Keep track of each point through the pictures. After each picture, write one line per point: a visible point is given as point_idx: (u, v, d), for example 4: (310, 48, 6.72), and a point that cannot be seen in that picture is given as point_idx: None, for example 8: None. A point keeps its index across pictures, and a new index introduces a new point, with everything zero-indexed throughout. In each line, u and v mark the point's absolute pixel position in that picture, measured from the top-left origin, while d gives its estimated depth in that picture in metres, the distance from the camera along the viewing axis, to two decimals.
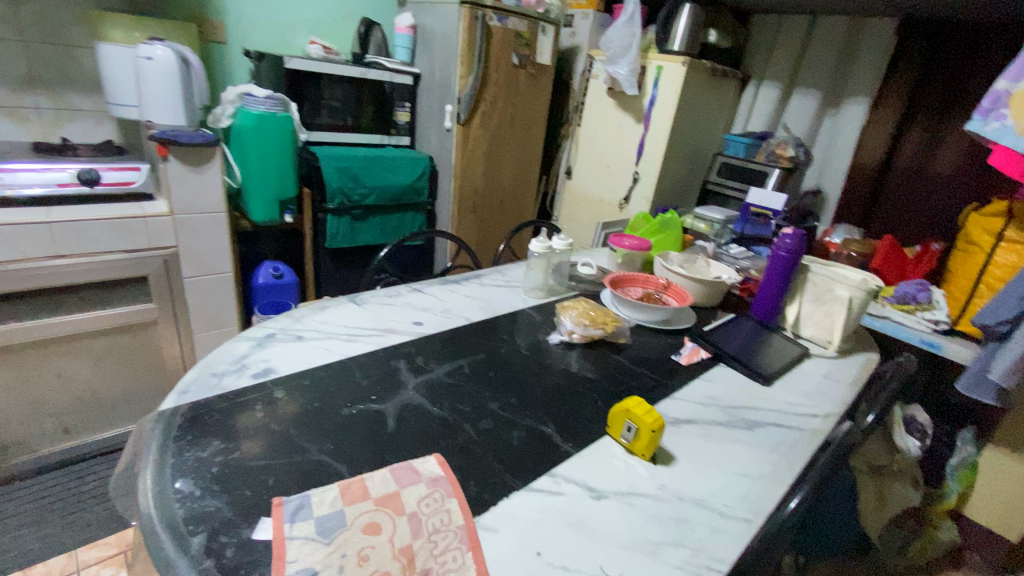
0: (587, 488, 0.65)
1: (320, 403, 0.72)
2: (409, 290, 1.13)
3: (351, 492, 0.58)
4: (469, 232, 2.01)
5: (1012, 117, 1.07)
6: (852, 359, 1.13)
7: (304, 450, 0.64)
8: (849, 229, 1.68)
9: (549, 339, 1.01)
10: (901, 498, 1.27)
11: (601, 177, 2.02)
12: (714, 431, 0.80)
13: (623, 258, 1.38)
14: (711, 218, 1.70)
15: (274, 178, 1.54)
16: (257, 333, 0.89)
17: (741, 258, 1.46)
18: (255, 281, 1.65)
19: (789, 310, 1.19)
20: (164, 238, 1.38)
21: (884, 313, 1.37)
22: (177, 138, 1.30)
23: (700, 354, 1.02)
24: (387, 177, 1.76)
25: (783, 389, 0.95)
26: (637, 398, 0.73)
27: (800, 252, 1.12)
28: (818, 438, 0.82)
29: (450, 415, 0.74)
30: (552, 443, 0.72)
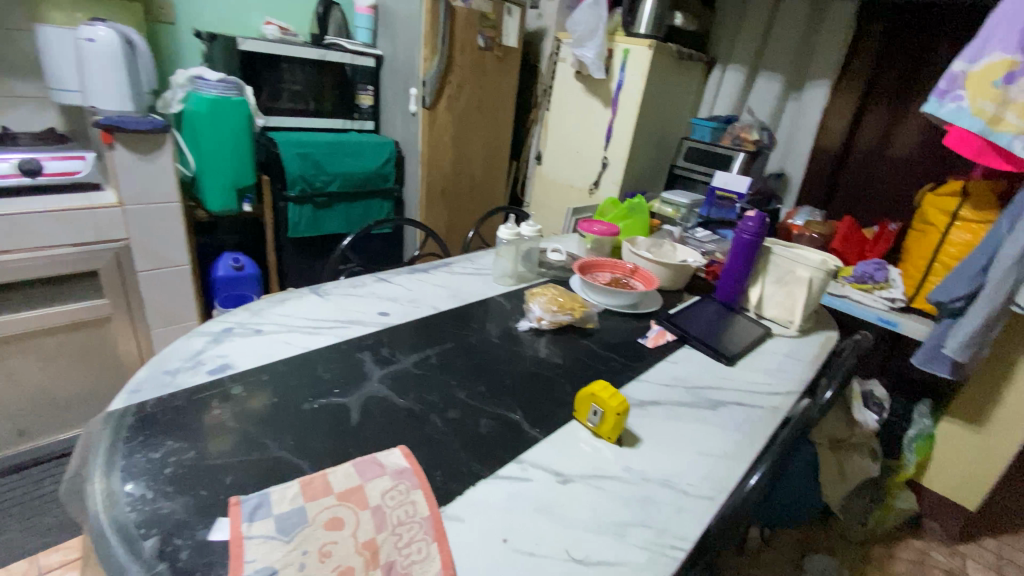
0: (554, 472, 0.65)
1: (280, 399, 0.70)
2: (374, 280, 1.11)
3: (312, 488, 0.57)
4: (439, 219, 1.99)
5: (968, 98, 1.10)
6: (812, 337, 1.16)
7: (264, 447, 0.63)
8: (811, 211, 1.72)
9: (518, 326, 1.01)
10: (859, 468, 1.33)
11: (571, 162, 2.01)
12: (679, 412, 0.81)
13: (591, 244, 1.38)
14: (677, 202, 1.71)
15: (231, 166, 1.48)
16: (214, 327, 0.86)
17: (707, 241, 1.50)
18: (215, 274, 1.59)
19: (752, 291, 1.22)
20: (114, 230, 1.31)
21: (843, 292, 1.42)
22: (124, 125, 1.23)
23: (666, 337, 1.04)
24: (349, 163, 1.71)
25: (746, 369, 0.98)
26: (602, 382, 0.73)
27: (763, 235, 1.14)
28: (779, 415, 0.85)
29: (416, 405, 0.73)
30: (519, 429, 0.71)
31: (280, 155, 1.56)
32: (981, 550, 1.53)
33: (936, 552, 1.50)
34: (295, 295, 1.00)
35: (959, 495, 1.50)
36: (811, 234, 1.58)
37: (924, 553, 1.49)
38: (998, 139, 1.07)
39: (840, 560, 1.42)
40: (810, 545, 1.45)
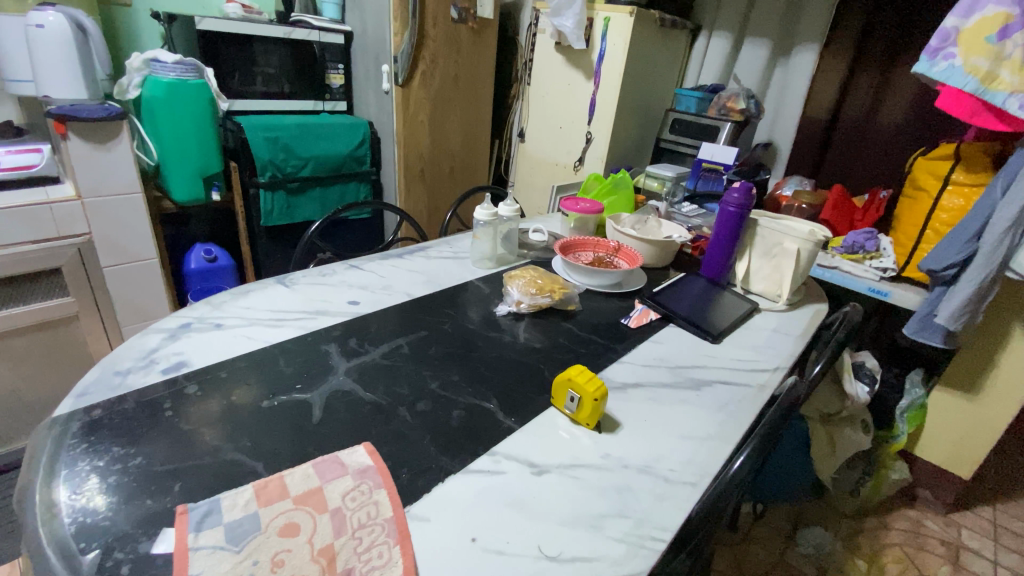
0: (528, 463, 0.61)
1: (237, 397, 0.67)
2: (345, 267, 1.06)
3: (267, 492, 0.53)
4: (420, 202, 1.93)
5: (961, 56, 1.05)
6: (800, 311, 1.13)
7: (217, 450, 0.59)
8: (800, 180, 1.69)
9: (496, 311, 0.96)
10: (851, 441, 1.31)
11: (554, 138, 1.95)
12: (661, 394, 0.78)
13: (575, 223, 1.34)
14: (662, 175, 1.66)
15: (195, 152, 1.41)
16: (171, 323, 0.81)
17: (693, 216, 1.49)
18: (187, 267, 1.54)
19: (739, 265, 1.18)
20: (75, 225, 1.25)
21: (833, 263, 1.38)
22: (74, 113, 1.15)
23: (650, 317, 1.00)
24: (322, 146, 1.66)
25: (731, 346, 0.95)
26: (580, 366, 0.70)
27: (749, 207, 1.10)
28: (765, 393, 0.82)
29: (384, 398, 0.69)
30: (493, 420, 0.68)
31: (249, 141, 1.50)
32: (975, 518, 1.54)
33: (930, 521, 1.51)
34: (260, 286, 0.95)
35: (953, 465, 1.49)
36: (800, 204, 1.53)
37: (917, 522, 1.50)
38: (992, 97, 1.03)
39: (834, 532, 1.42)
40: (803, 518, 1.45)
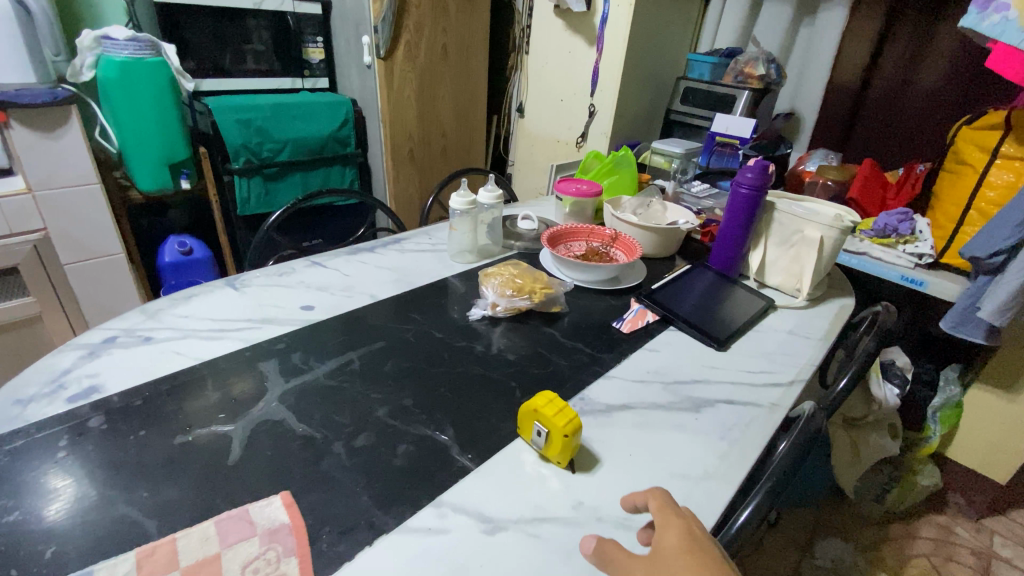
0: (479, 518, 0.51)
1: (147, 432, 0.57)
2: (305, 265, 0.95)
3: (151, 562, 0.44)
4: (409, 185, 1.81)
5: (1015, 7, 0.87)
6: (823, 308, 0.99)
7: (107, 503, 0.49)
8: (826, 153, 1.51)
9: (467, 316, 0.85)
10: (876, 448, 1.20)
11: (555, 113, 1.79)
12: (652, 417, 0.66)
13: (571, 208, 1.21)
14: (669, 151, 1.49)
15: (157, 137, 1.31)
16: (94, 337, 0.72)
17: (704, 198, 1.34)
18: (160, 260, 1.46)
19: (753, 255, 1.04)
20: (28, 220, 1.16)
21: (861, 249, 1.21)
22: (15, 99, 1.05)
23: (647, 318, 0.88)
24: (299, 127, 1.54)
25: (740, 353, 0.82)
26: (549, 394, 0.58)
27: (765, 188, 0.95)
28: (778, 414, 0.69)
29: (318, 431, 0.59)
30: (444, 458, 0.57)
31: (218, 125, 1.39)
32: (1009, 524, 1.40)
33: (961, 528, 1.38)
34: (205, 290, 0.85)
35: (989, 468, 1.35)
36: (824, 181, 1.38)
37: (947, 530, 1.36)
38: None
39: (855, 544, 1.30)
40: (822, 527, 1.33)
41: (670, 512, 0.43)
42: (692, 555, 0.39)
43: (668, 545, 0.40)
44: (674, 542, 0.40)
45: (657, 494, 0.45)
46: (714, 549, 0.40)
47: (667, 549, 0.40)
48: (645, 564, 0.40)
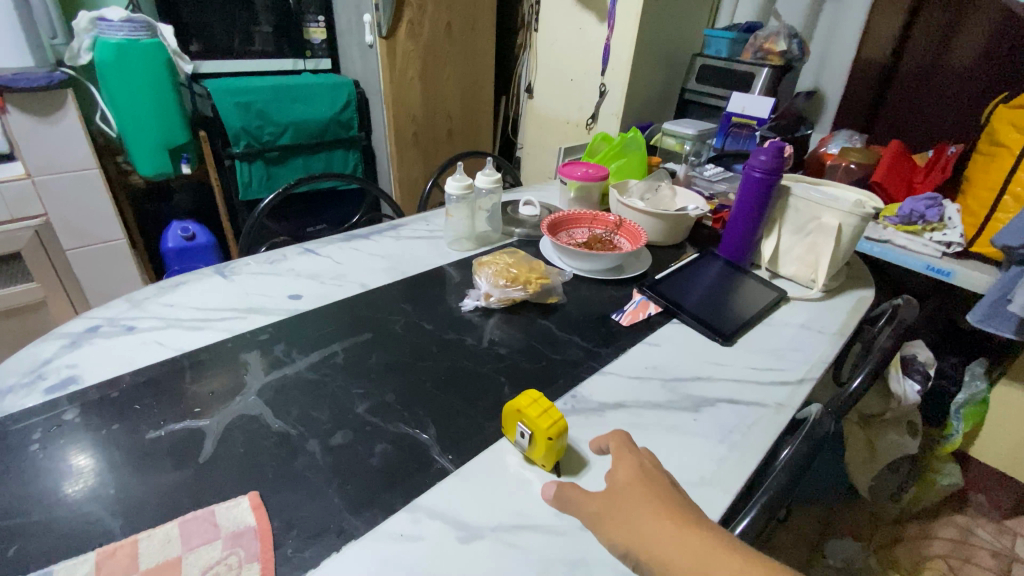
0: (455, 525, 0.48)
1: (122, 426, 0.56)
2: (297, 253, 0.93)
3: (111, 565, 0.42)
4: (414, 168, 1.77)
5: None
6: (839, 300, 0.93)
7: (73, 500, 0.48)
8: (850, 134, 1.43)
9: (460, 306, 0.81)
10: (894, 445, 1.15)
11: (563, 93, 1.72)
12: (648, 417, 0.62)
13: (577, 192, 1.16)
14: (681, 133, 1.42)
15: (155, 121, 1.30)
16: (77, 326, 0.70)
17: (718, 181, 1.28)
18: (164, 246, 1.48)
19: (766, 244, 0.98)
20: (28, 206, 1.19)
21: (885, 237, 1.14)
22: (12, 84, 1.07)
23: (648, 311, 0.83)
24: (299, 110, 1.51)
25: (747, 348, 0.77)
26: (535, 395, 0.55)
27: (779, 172, 0.89)
28: (785, 415, 0.65)
29: (294, 428, 0.57)
30: (423, 458, 0.54)
31: (218, 108, 1.37)
32: None
33: (983, 529, 1.31)
34: (194, 278, 0.84)
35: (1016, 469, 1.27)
36: (847, 164, 1.29)
37: (966, 530, 1.30)
38: None
39: (868, 543, 1.25)
40: (834, 526, 1.29)
41: (624, 449, 0.47)
42: (643, 486, 0.43)
43: (621, 480, 0.43)
44: (628, 476, 0.44)
45: (617, 435, 0.49)
46: (663, 479, 0.44)
47: (621, 484, 0.43)
48: (601, 501, 0.43)
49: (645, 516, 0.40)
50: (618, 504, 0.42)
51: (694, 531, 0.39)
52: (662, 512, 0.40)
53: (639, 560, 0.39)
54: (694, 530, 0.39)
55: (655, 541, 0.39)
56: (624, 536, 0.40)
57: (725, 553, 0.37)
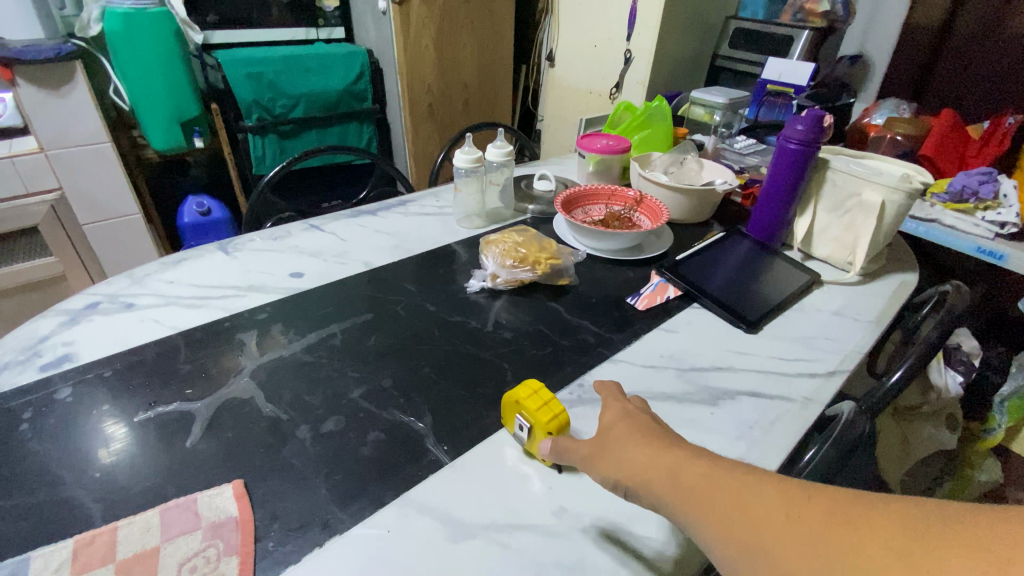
0: (446, 521, 0.45)
1: (112, 407, 0.54)
2: (302, 229, 0.90)
3: (88, 553, 0.41)
4: (429, 141, 1.73)
5: None
6: (877, 285, 0.86)
7: (56, 482, 0.47)
8: (897, 103, 1.31)
9: (465, 288, 0.77)
10: (929, 440, 1.08)
11: (586, 60, 1.62)
12: (661, 410, 0.58)
13: (596, 165, 1.09)
14: (710, 102, 1.31)
15: (165, 94, 1.29)
16: (77, 303, 0.69)
17: (749, 154, 1.20)
18: (180, 221, 1.49)
19: (798, 223, 0.91)
20: (42, 180, 1.22)
21: (932, 216, 1.04)
22: (19, 56, 1.07)
23: (667, 294, 0.78)
24: (313, 82, 1.48)
25: (773, 336, 0.72)
26: (533, 384, 0.52)
27: (818, 143, 0.81)
28: (812, 410, 0.59)
29: (286, 412, 0.55)
30: (416, 448, 0.51)
31: (229, 80, 1.35)
32: None
33: None
34: (196, 254, 0.81)
35: None
36: (893, 136, 1.20)
37: None
38: None
39: None
40: None
41: (612, 397, 0.48)
42: (626, 424, 0.44)
43: (608, 423, 0.45)
44: (616, 419, 0.45)
45: (606, 387, 0.49)
46: (649, 418, 0.45)
47: (610, 426, 0.45)
48: (592, 445, 0.44)
49: (629, 448, 0.41)
50: (607, 446, 0.43)
51: (670, 451, 0.40)
52: (642, 442, 0.41)
53: (625, 486, 0.40)
54: (668, 449, 0.40)
55: (636, 465, 0.40)
56: (614, 471, 0.41)
57: (692, 461, 0.38)
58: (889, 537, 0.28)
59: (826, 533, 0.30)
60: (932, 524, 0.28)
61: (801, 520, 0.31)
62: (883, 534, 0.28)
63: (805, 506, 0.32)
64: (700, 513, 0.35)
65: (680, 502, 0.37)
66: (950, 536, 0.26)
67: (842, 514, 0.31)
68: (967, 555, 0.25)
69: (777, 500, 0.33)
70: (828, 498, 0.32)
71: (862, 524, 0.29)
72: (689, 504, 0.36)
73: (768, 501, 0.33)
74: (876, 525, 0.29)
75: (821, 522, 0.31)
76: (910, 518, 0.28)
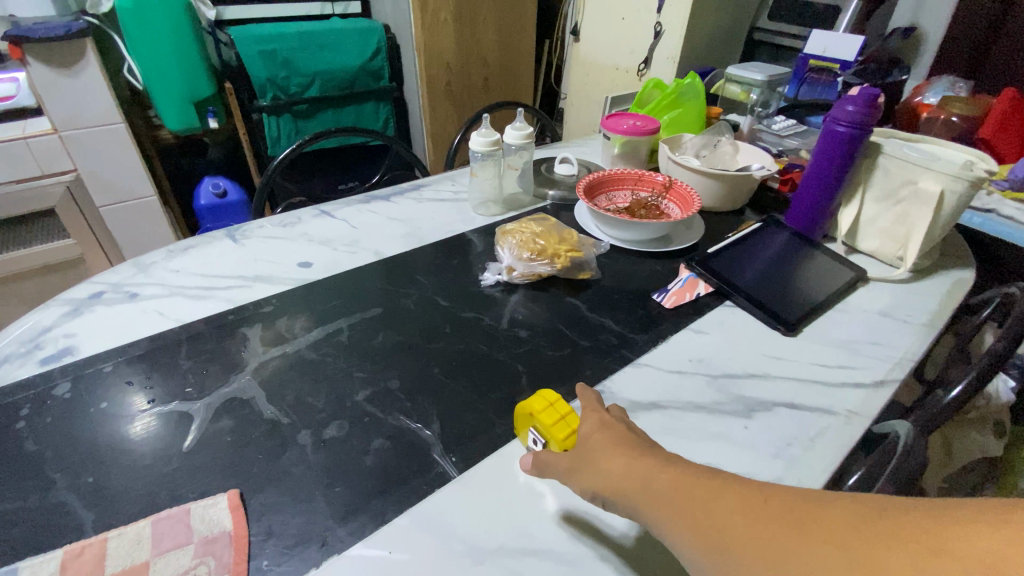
0: (451, 542, 0.41)
1: (110, 404, 0.52)
2: (312, 214, 0.87)
3: (77, 566, 0.39)
4: (447, 122, 1.68)
5: None
6: (929, 283, 0.78)
7: (49, 486, 0.45)
8: (954, 80, 1.19)
9: (479, 281, 0.73)
10: (974, 447, 1.02)
11: (612, 34, 1.53)
12: (690, 421, 0.53)
13: (622, 148, 1.02)
14: (748, 79, 1.22)
15: (177, 72, 1.26)
16: (81, 292, 0.67)
17: (787, 136, 1.11)
18: (197, 203, 1.48)
19: (844, 213, 0.83)
20: (57, 162, 1.22)
21: (989, 206, 0.94)
22: (29, 34, 1.06)
23: (697, 291, 0.72)
24: (327, 58, 1.43)
25: (812, 340, 0.66)
26: (550, 394, 0.48)
27: (871, 125, 0.73)
28: (858, 426, 0.54)
29: (288, 415, 0.52)
30: (422, 459, 0.48)
31: (242, 56, 1.31)
32: None
33: None
34: (203, 241, 0.79)
35: None
36: (948, 116, 1.08)
37: None
38: None
39: None
40: None
41: (590, 406, 0.44)
42: (608, 433, 0.40)
43: (584, 433, 0.41)
44: (592, 430, 0.41)
45: (584, 393, 0.46)
46: (629, 427, 0.42)
47: (586, 437, 0.41)
48: (570, 458, 0.41)
49: (607, 457, 0.38)
50: (587, 457, 0.39)
51: (642, 459, 0.37)
52: (619, 451, 0.38)
53: (603, 497, 0.37)
54: (639, 456, 0.37)
55: (611, 476, 0.37)
56: (594, 483, 0.38)
57: (662, 468, 0.35)
58: (846, 538, 0.26)
59: (783, 536, 0.27)
60: (887, 523, 0.25)
61: (761, 522, 0.29)
62: (841, 535, 0.26)
63: (764, 508, 0.29)
64: (667, 515, 0.32)
65: (649, 505, 0.34)
66: (907, 536, 0.24)
67: (800, 516, 0.28)
68: (923, 556, 0.23)
69: (737, 503, 0.30)
70: (786, 497, 0.29)
71: (816, 527, 0.27)
72: (658, 508, 0.33)
73: (728, 506, 0.30)
74: (832, 527, 0.27)
75: (778, 523, 0.28)
76: (862, 516, 0.26)
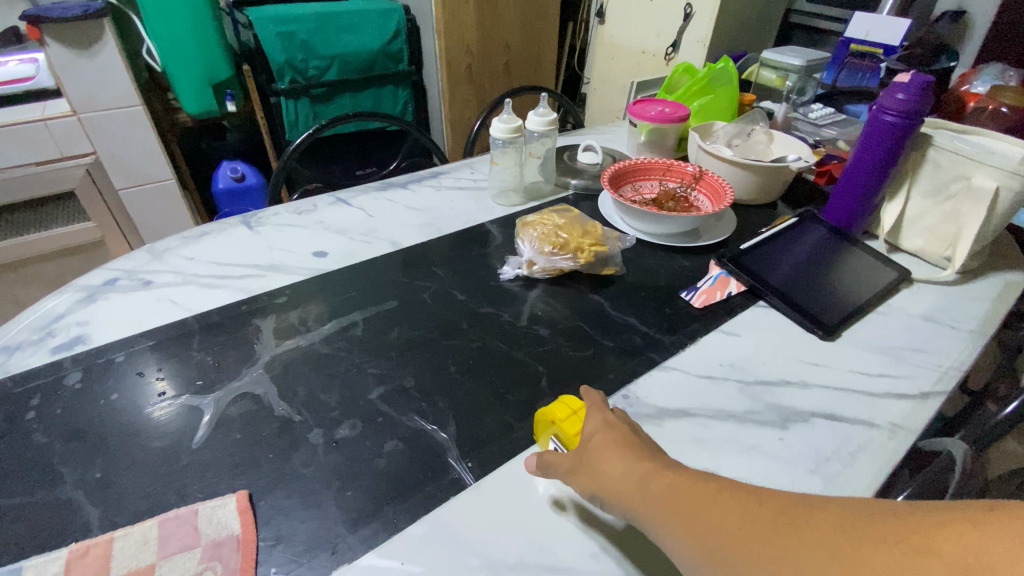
0: (467, 555, 0.39)
1: (120, 396, 0.51)
2: (329, 202, 0.85)
3: (81, 566, 0.38)
4: (466, 106, 1.64)
5: None
6: (978, 286, 0.73)
7: (57, 481, 0.44)
8: (1005, 67, 1.12)
9: (498, 274, 0.70)
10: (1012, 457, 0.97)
11: (640, 15, 1.47)
12: (721, 431, 0.50)
13: (649, 135, 0.98)
14: (784, 64, 1.16)
15: (195, 54, 1.25)
16: (96, 278, 0.66)
17: (825, 126, 1.05)
18: (215, 187, 1.48)
19: (887, 209, 0.78)
20: (76, 144, 1.22)
21: None
22: (47, 14, 1.05)
23: (728, 290, 0.68)
24: (346, 40, 1.40)
25: (852, 345, 0.62)
26: (570, 398, 0.46)
27: (921, 116, 0.68)
28: (901, 441, 0.50)
29: (300, 412, 0.50)
30: (438, 464, 0.46)
31: (260, 37, 1.29)
32: None
33: None
34: (218, 227, 0.77)
35: None
36: (998, 107, 1.00)
37: None
38: None
39: None
40: None
41: (595, 406, 0.42)
42: (611, 433, 0.38)
43: (587, 433, 0.39)
44: (596, 430, 0.39)
45: (591, 395, 0.44)
46: (636, 430, 0.40)
47: (591, 437, 0.39)
48: (573, 457, 0.38)
49: (610, 458, 0.36)
50: (587, 458, 0.37)
51: (647, 460, 0.35)
52: (621, 452, 0.36)
53: (601, 497, 0.36)
54: (638, 457, 0.36)
55: (609, 477, 0.35)
56: (592, 485, 0.36)
57: (663, 470, 0.34)
58: (833, 539, 0.24)
59: (775, 539, 0.26)
60: (873, 522, 0.24)
61: (753, 524, 0.28)
62: (828, 533, 0.25)
63: (757, 510, 0.28)
64: (667, 520, 0.31)
65: (649, 507, 0.32)
66: (897, 537, 0.23)
67: (791, 517, 0.27)
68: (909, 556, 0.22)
69: (731, 505, 0.29)
70: (779, 499, 0.28)
71: (804, 528, 0.26)
72: (657, 510, 0.32)
73: (725, 505, 0.29)
74: (820, 529, 0.25)
75: (772, 526, 0.27)
76: (853, 517, 0.25)
